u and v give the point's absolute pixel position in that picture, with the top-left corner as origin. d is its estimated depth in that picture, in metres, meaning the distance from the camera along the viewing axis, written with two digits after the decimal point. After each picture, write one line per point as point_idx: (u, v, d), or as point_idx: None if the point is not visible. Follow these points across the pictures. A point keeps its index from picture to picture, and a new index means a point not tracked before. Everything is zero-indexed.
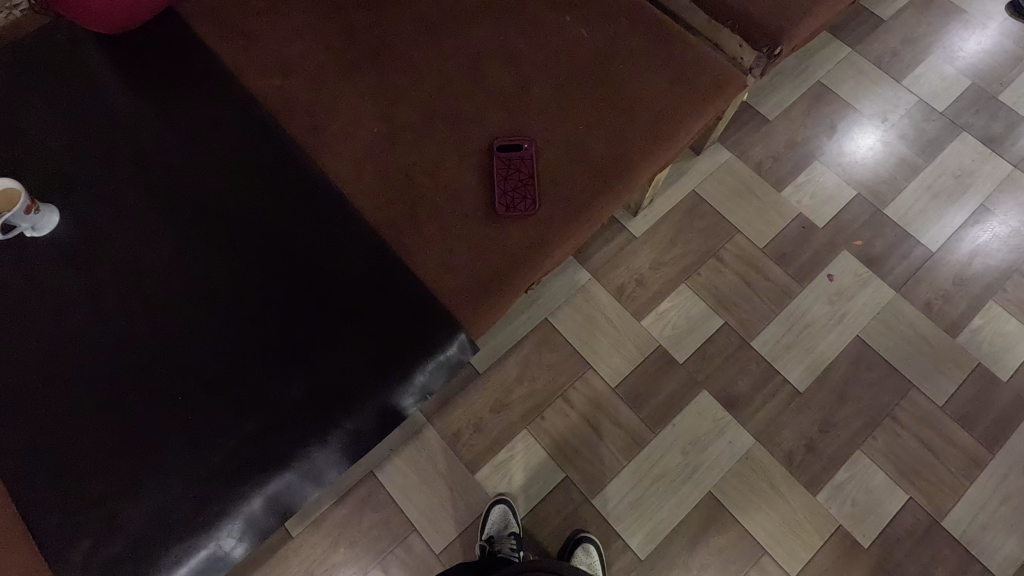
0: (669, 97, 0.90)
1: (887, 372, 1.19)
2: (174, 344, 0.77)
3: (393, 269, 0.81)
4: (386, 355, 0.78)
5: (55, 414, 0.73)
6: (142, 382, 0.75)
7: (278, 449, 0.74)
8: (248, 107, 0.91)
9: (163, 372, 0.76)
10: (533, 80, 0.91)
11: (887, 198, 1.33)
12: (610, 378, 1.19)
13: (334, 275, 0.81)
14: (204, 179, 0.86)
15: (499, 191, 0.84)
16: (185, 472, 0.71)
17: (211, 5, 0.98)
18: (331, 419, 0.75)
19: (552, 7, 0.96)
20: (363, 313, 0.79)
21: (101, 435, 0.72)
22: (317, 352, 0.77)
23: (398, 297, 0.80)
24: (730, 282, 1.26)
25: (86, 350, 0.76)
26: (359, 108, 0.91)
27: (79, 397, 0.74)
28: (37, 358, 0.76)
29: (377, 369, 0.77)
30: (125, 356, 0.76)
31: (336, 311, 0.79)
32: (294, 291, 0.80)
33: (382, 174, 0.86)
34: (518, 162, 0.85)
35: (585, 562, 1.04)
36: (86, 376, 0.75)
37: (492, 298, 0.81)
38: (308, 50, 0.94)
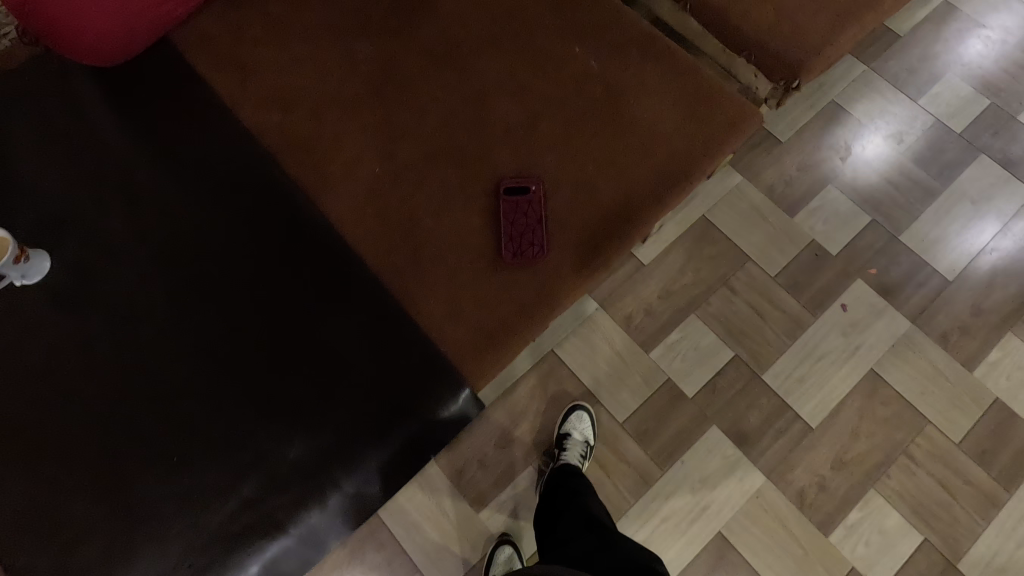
0: (682, 137, 0.87)
1: (902, 407, 1.16)
2: (169, 400, 0.74)
3: (396, 319, 0.78)
4: (388, 413, 0.75)
5: (48, 476, 0.70)
6: (135, 442, 0.72)
7: (276, 514, 0.71)
8: (245, 144, 0.87)
9: (156, 430, 0.73)
10: (541, 117, 0.88)
11: (903, 224, 1.29)
12: (617, 413, 1.17)
13: (333, 327, 0.78)
14: (200, 222, 0.83)
15: (506, 237, 0.80)
16: (180, 539, 0.69)
17: (207, 34, 0.94)
18: (333, 480, 0.73)
19: (561, 37, 0.92)
20: (365, 367, 0.76)
21: (95, 499, 0.70)
22: (317, 410, 0.74)
23: (401, 351, 0.77)
24: (741, 312, 1.23)
25: (77, 409, 0.74)
26: (361, 145, 0.87)
27: (72, 457, 0.71)
28: (29, 414, 0.73)
29: (378, 428, 0.74)
30: (120, 412, 0.73)
31: (337, 364, 0.76)
32: (294, 344, 0.77)
33: (385, 217, 0.83)
34: (525, 206, 0.82)
35: (578, 427, 1.13)
36: (80, 434, 0.72)
37: (499, 351, 0.78)
38: (306, 82, 0.91)
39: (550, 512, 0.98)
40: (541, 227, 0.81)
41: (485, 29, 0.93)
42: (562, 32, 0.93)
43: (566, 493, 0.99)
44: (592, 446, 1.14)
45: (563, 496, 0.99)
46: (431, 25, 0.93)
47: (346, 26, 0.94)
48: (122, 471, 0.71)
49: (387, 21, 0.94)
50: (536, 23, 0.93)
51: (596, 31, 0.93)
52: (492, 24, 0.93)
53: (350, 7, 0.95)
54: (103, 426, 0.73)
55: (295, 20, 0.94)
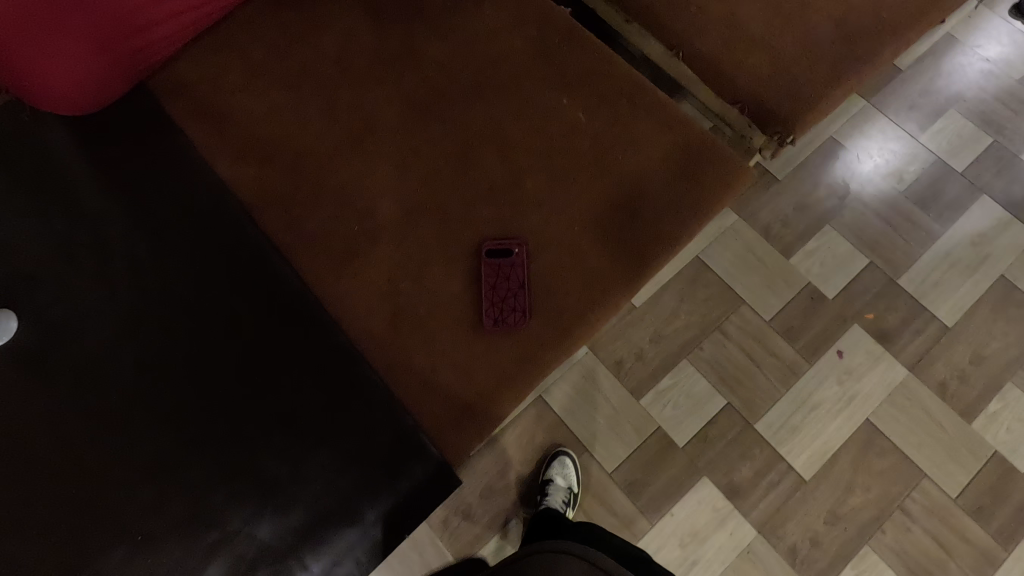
0: (672, 195, 0.84)
1: (898, 460, 1.13)
2: (132, 475, 0.71)
3: (372, 389, 0.76)
4: (360, 491, 0.72)
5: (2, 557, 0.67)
6: (95, 521, 0.69)
7: None
8: (220, 200, 0.85)
9: (118, 508, 0.70)
10: (526, 173, 0.85)
11: (902, 267, 1.26)
12: (606, 462, 1.14)
13: (307, 398, 0.75)
14: (170, 283, 0.80)
15: (488, 302, 0.78)
16: None
17: (184, 81, 0.92)
18: (302, 562, 0.70)
19: (548, 87, 0.89)
20: (338, 440, 0.74)
21: None
22: (287, 487, 0.72)
23: (375, 424, 0.74)
24: (734, 358, 1.20)
25: (36, 484, 0.70)
26: (340, 202, 0.84)
27: (29, 537, 0.68)
28: None
29: (350, 508, 0.72)
30: (80, 488, 0.70)
31: (309, 437, 0.74)
32: (265, 415, 0.74)
33: (363, 279, 0.81)
34: (508, 269, 0.79)
35: (561, 473, 1.11)
36: (37, 511, 0.69)
37: (478, 423, 0.75)
38: (284, 133, 0.88)
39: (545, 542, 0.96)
40: (523, 292, 0.78)
41: (470, 78, 0.90)
42: (548, 81, 0.90)
43: (563, 523, 0.99)
44: (577, 493, 1.10)
45: (559, 524, 0.99)
46: (414, 73, 0.91)
47: (328, 74, 0.91)
48: (82, 552, 0.68)
49: (369, 69, 0.91)
50: (523, 71, 0.90)
51: (584, 80, 0.90)
52: (477, 72, 0.90)
53: (331, 52, 0.92)
54: (62, 503, 0.70)
55: (274, 66, 0.92)
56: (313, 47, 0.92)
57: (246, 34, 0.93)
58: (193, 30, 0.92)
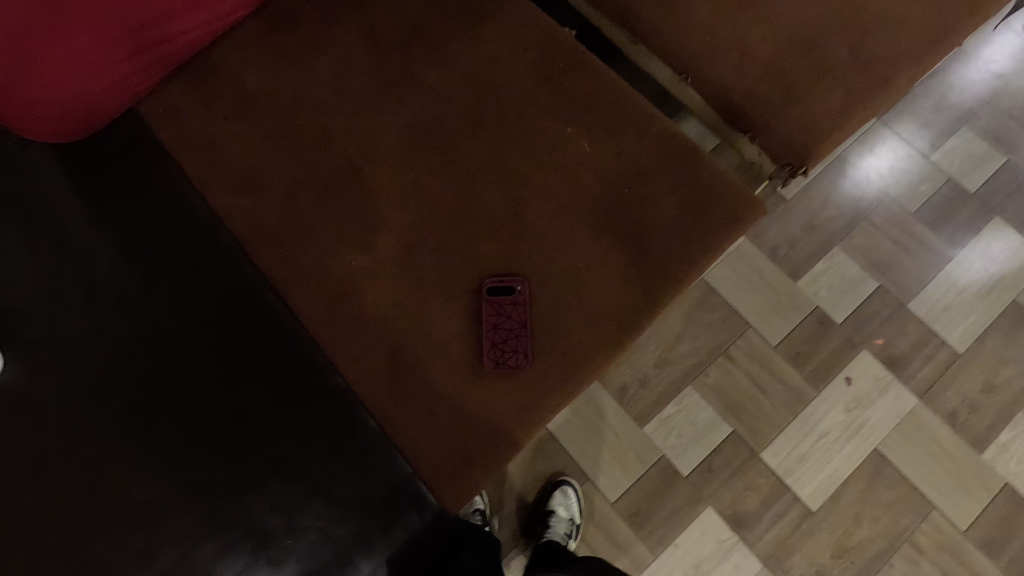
0: (679, 230, 0.81)
1: (907, 491, 1.10)
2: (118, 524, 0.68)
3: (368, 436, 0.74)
4: (355, 542, 0.71)
5: None
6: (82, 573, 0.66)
7: None
8: (215, 235, 0.83)
9: (105, 559, 0.67)
10: (529, 206, 0.82)
11: (912, 291, 1.23)
12: (609, 492, 1.12)
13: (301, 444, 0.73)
14: (162, 322, 0.77)
15: (489, 343, 0.76)
16: None
17: (177, 107, 0.89)
18: None
19: (551, 115, 0.87)
20: (334, 488, 0.72)
21: None
22: (280, 538, 0.70)
23: (371, 472, 0.73)
24: (740, 384, 1.17)
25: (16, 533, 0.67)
26: (335, 236, 0.82)
27: None
28: None
29: (345, 559, 0.70)
30: (64, 538, 0.67)
31: (304, 485, 0.72)
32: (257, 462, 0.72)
33: (360, 318, 0.78)
34: (510, 307, 0.77)
35: (563, 504, 1.08)
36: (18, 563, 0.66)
37: (477, 470, 0.72)
38: (279, 162, 0.86)
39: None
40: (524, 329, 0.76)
41: (471, 105, 0.87)
42: (552, 109, 0.87)
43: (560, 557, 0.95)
44: (578, 523, 1.08)
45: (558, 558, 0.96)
46: (414, 100, 0.88)
47: (325, 100, 0.88)
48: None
49: (367, 95, 0.88)
50: (525, 98, 0.87)
51: (589, 107, 0.87)
52: (478, 99, 0.88)
53: (329, 78, 0.89)
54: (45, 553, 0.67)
55: (270, 92, 0.89)
56: (310, 72, 0.90)
57: (241, 58, 0.91)
58: (186, 54, 0.89)
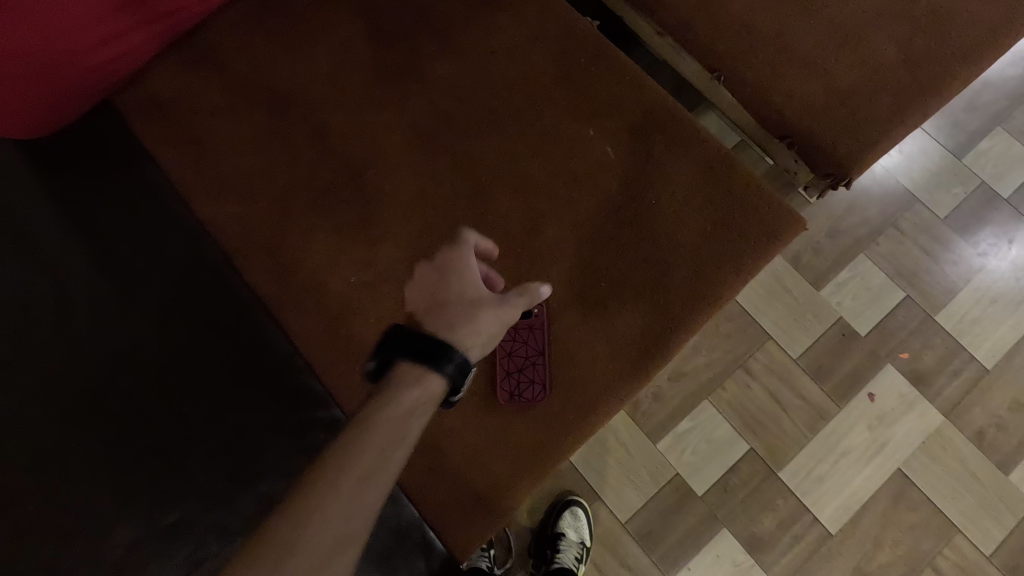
0: (711, 246, 0.74)
1: (930, 513, 1.06)
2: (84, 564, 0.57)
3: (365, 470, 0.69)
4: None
5: None
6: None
7: None
8: (201, 248, 0.76)
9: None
10: (546, 219, 0.75)
11: (940, 303, 1.17)
12: (620, 511, 1.07)
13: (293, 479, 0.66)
14: (137, 339, 0.67)
15: (502, 372, 0.70)
16: None
17: (156, 99, 0.81)
18: None
19: (570, 117, 0.79)
20: None
21: None
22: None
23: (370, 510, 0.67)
24: (759, 399, 1.12)
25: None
26: (332, 249, 0.75)
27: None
28: None
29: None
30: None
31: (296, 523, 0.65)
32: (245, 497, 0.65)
33: (362, 343, 0.72)
34: (526, 334, 0.71)
35: (573, 526, 1.03)
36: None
37: (487, 513, 0.67)
38: (273, 165, 0.78)
39: None
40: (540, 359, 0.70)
41: (482, 104, 0.79)
42: (572, 109, 0.79)
43: None
44: (588, 547, 1.03)
45: None
46: (420, 97, 0.80)
47: (321, 95, 0.80)
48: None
49: (368, 91, 0.80)
50: (542, 96, 0.79)
51: (613, 108, 0.79)
52: (491, 96, 0.80)
53: (326, 70, 0.81)
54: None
55: (260, 84, 0.81)
56: (305, 63, 0.81)
57: (229, 46, 0.82)
58: (164, 39, 0.80)
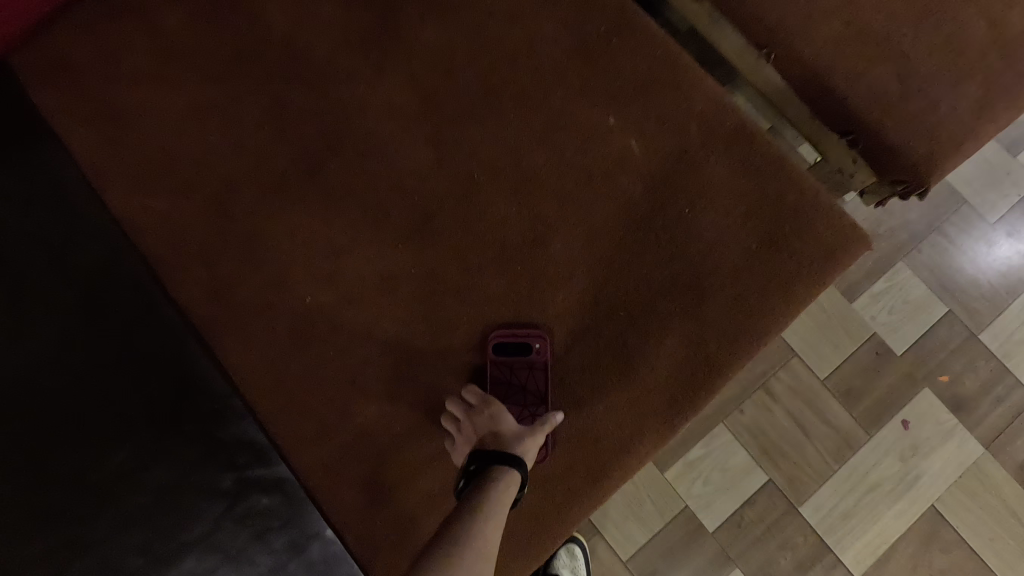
0: (755, 270, 0.60)
1: (964, 556, 0.96)
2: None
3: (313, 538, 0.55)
4: None
5: None
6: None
7: None
8: (110, 251, 0.59)
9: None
10: (552, 229, 0.61)
11: (985, 320, 1.04)
12: (621, 548, 0.95)
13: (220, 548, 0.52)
14: (14, 374, 0.52)
15: None
16: None
17: (64, 59, 0.64)
18: None
19: (586, 101, 0.63)
20: None
21: None
22: None
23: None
24: (780, 424, 1.00)
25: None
26: (285, 261, 0.60)
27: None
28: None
29: None
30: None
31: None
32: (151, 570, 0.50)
33: (321, 381, 0.58)
34: (523, 374, 0.58)
35: (567, 565, 0.93)
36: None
37: None
38: (211, 149, 0.62)
39: None
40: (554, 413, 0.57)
41: (477, 81, 0.63)
42: (587, 90, 0.63)
43: None
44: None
45: None
46: (398, 69, 0.64)
47: (273, 62, 0.64)
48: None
49: (332, 59, 0.64)
50: (550, 72, 0.64)
51: (639, 92, 0.63)
52: (486, 71, 0.64)
53: (280, 30, 0.64)
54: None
55: (196, 45, 0.64)
56: (253, 20, 0.65)
57: None
58: None
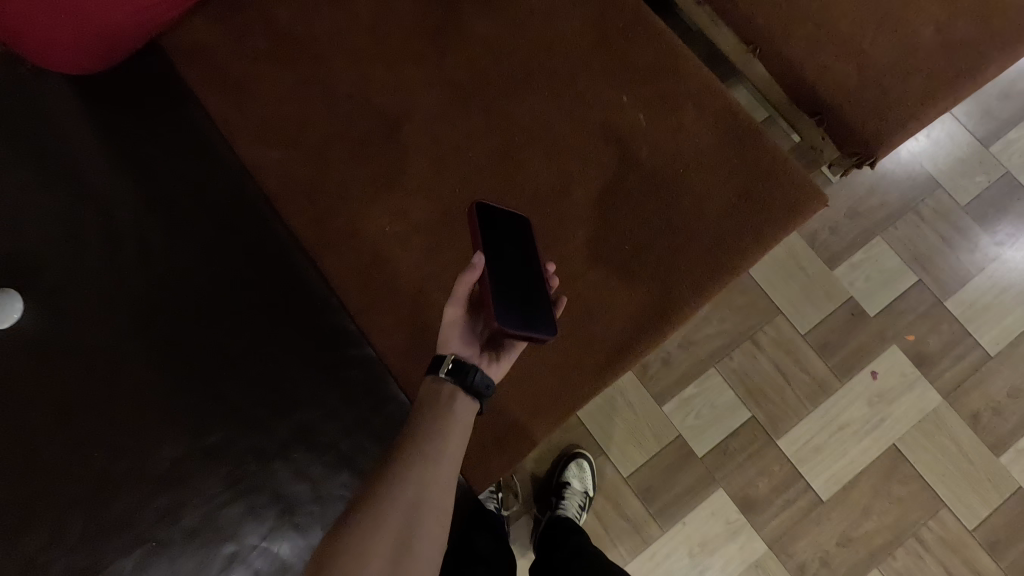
0: (733, 215, 0.77)
1: (919, 488, 1.11)
2: (140, 406, 0.71)
3: (371, 376, 0.75)
4: (352, 458, 0.72)
5: (19, 493, 0.68)
6: (87, 538, 0.67)
7: (217, 539, 0.69)
8: (242, 193, 0.79)
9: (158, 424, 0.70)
10: (576, 179, 0.78)
11: (951, 288, 1.19)
12: (622, 466, 1.13)
13: (306, 376, 0.73)
14: (169, 250, 0.76)
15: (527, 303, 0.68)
16: None
17: (200, 41, 0.83)
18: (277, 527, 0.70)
19: (606, 82, 0.80)
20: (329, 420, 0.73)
21: (40, 537, 0.67)
22: (272, 444, 0.71)
23: (369, 407, 0.74)
24: (764, 370, 1.16)
25: (52, 400, 0.70)
26: (368, 200, 0.78)
27: (69, 460, 0.69)
28: (7, 435, 0.69)
29: (338, 468, 0.72)
30: (96, 405, 0.70)
31: (289, 406, 0.72)
32: (254, 382, 0.72)
33: (395, 290, 0.77)
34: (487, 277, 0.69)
35: (577, 476, 1.09)
36: (78, 428, 0.70)
37: (507, 459, 0.74)
38: (312, 112, 0.81)
39: (547, 546, 0.97)
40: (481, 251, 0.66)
41: (520, 66, 0.81)
42: (607, 74, 0.80)
43: (561, 530, 0.98)
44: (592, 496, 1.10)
45: (562, 537, 0.96)
46: (459, 54, 0.81)
47: (361, 46, 0.82)
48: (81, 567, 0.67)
49: (407, 46, 0.82)
50: (578, 59, 0.81)
51: (648, 77, 0.80)
52: (528, 56, 0.81)
53: (367, 23, 0.83)
54: (92, 432, 0.70)
55: (301, 33, 0.83)
56: (346, 14, 0.83)
57: None
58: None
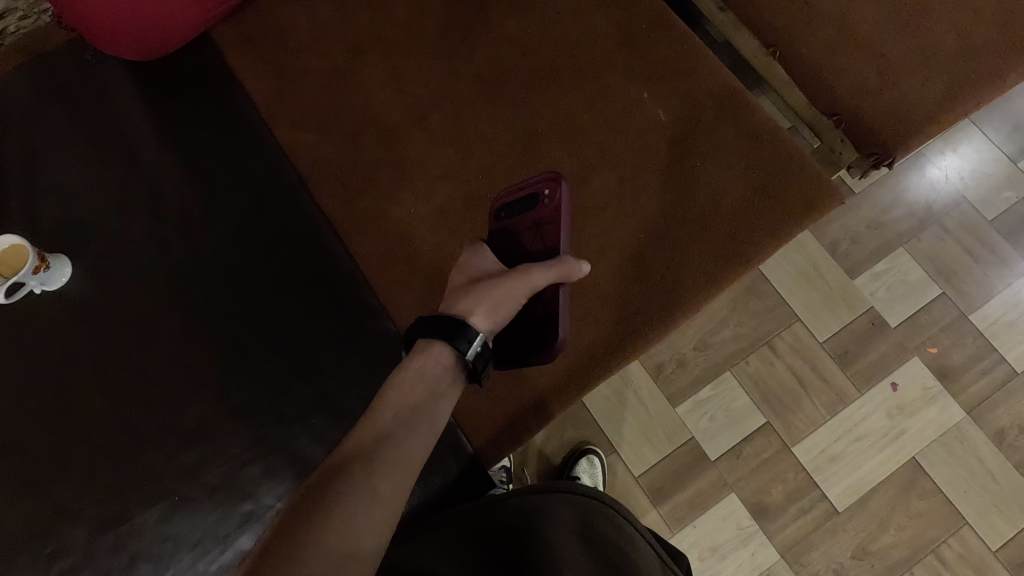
0: (748, 210, 0.78)
1: (939, 504, 1.08)
2: (171, 366, 0.75)
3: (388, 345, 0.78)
4: None
5: (54, 442, 0.72)
6: (113, 487, 0.71)
7: (233, 495, 0.72)
8: (278, 172, 0.84)
9: (188, 382, 0.75)
10: (596, 169, 0.81)
11: (976, 302, 1.17)
12: (633, 464, 1.13)
13: (328, 345, 0.77)
14: (207, 224, 0.81)
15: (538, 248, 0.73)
16: (150, 551, 0.70)
17: (247, 34, 0.89)
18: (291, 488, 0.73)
19: (628, 79, 0.83)
20: (347, 388, 0.76)
21: (69, 484, 0.71)
22: (294, 408, 0.75)
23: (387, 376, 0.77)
24: (780, 375, 1.15)
25: (88, 357, 0.75)
26: (395, 184, 0.82)
27: (102, 413, 0.73)
28: (48, 387, 0.74)
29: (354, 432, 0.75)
30: (130, 363, 0.75)
31: (310, 372, 0.76)
32: (280, 349, 0.77)
33: (417, 269, 0.79)
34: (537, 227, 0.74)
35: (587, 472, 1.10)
36: (112, 384, 0.74)
37: (517, 434, 0.77)
38: (346, 100, 0.86)
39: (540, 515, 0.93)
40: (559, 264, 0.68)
41: (547, 61, 0.85)
42: (631, 72, 0.84)
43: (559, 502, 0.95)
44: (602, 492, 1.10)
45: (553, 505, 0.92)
46: (487, 50, 0.86)
47: (395, 41, 0.87)
48: (108, 516, 0.70)
49: (439, 40, 0.86)
50: (602, 57, 0.84)
51: (669, 75, 0.83)
52: (554, 53, 0.85)
53: (402, 17, 0.87)
54: (123, 388, 0.74)
55: (339, 28, 0.88)
56: (383, 9, 0.88)
57: None
58: None
